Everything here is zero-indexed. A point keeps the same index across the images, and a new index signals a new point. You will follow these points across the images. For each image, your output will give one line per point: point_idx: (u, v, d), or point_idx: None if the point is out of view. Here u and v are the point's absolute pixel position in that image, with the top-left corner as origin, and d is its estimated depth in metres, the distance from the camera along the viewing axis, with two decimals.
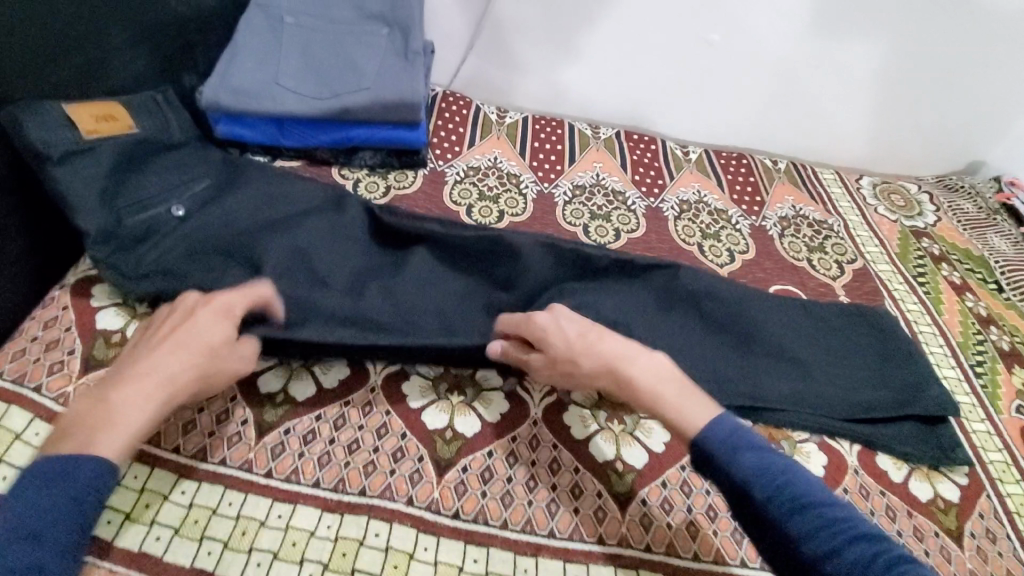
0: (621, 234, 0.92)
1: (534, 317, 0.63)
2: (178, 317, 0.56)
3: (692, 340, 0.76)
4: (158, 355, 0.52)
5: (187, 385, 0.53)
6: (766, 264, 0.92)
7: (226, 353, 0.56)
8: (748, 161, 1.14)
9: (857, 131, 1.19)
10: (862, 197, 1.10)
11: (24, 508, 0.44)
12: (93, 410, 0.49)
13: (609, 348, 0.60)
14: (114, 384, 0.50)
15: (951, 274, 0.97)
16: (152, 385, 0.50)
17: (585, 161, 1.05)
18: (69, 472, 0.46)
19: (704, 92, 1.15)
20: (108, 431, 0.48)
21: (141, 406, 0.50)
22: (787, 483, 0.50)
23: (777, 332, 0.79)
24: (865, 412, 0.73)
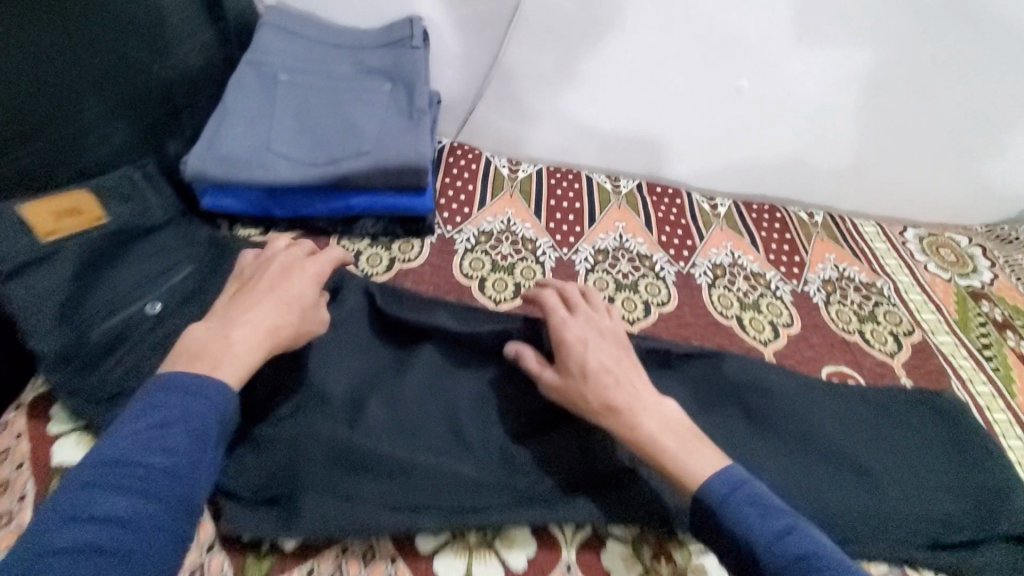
0: (651, 307, 0.83)
1: (567, 328, 0.65)
2: (276, 269, 0.62)
3: (743, 441, 0.67)
4: (261, 306, 0.57)
5: (284, 339, 0.57)
6: (814, 340, 0.82)
7: (312, 315, 0.61)
8: (782, 213, 1.05)
9: (898, 178, 1.10)
10: (909, 253, 1.01)
11: (158, 412, 0.47)
12: (206, 340, 0.53)
13: (626, 391, 0.60)
14: (223, 323, 0.55)
15: (1018, 344, 0.88)
16: (258, 330, 0.55)
17: (606, 221, 0.96)
18: (200, 387, 0.49)
19: (731, 140, 1.07)
20: (225, 363, 0.52)
21: (251, 346, 0.54)
22: (791, 542, 0.49)
23: (840, 432, 0.69)
24: (947, 534, 0.63)
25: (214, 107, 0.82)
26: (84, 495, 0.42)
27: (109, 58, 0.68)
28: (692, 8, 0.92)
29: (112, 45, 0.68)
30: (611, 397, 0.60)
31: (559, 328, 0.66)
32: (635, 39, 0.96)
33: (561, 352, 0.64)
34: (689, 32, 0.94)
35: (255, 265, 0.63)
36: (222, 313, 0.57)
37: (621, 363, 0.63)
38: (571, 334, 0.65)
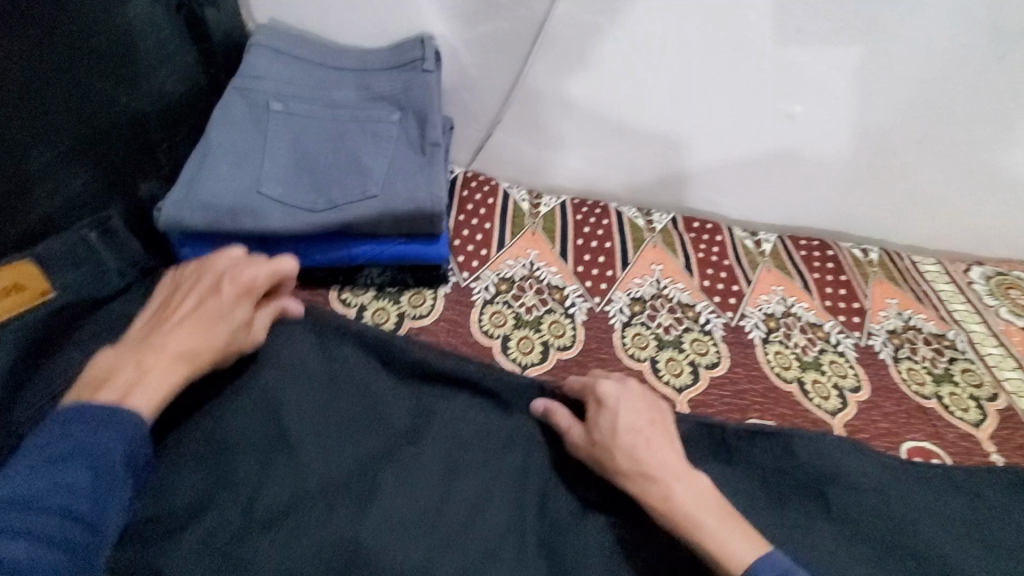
0: (699, 370, 0.72)
1: (599, 386, 0.61)
2: (203, 282, 0.58)
3: (824, 543, 0.56)
4: (181, 329, 0.55)
5: (206, 364, 0.55)
6: (887, 408, 0.72)
7: (242, 335, 0.57)
8: (835, 251, 0.94)
9: (961, 211, 1.00)
10: (978, 296, 0.91)
11: (67, 444, 0.45)
12: (120, 366, 0.51)
13: (656, 458, 0.55)
14: (142, 347, 0.53)
15: None
16: (171, 355, 0.53)
17: (642, 263, 0.86)
18: (106, 417, 0.47)
19: (774, 170, 0.97)
20: (136, 391, 0.50)
21: (164, 373, 0.52)
22: None
23: (931, 530, 0.58)
24: None
25: (197, 143, 0.72)
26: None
27: (71, 91, 0.58)
28: (743, 27, 0.80)
29: (77, 77, 0.58)
30: (643, 463, 0.55)
31: (593, 387, 0.61)
32: (673, 63, 0.85)
33: (590, 410, 0.60)
34: (739, 54, 0.83)
35: (192, 273, 0.60)
36: (143, 335, 0.55)
37: (653, 427, 0.58)
38: (607, 392, 0.60)
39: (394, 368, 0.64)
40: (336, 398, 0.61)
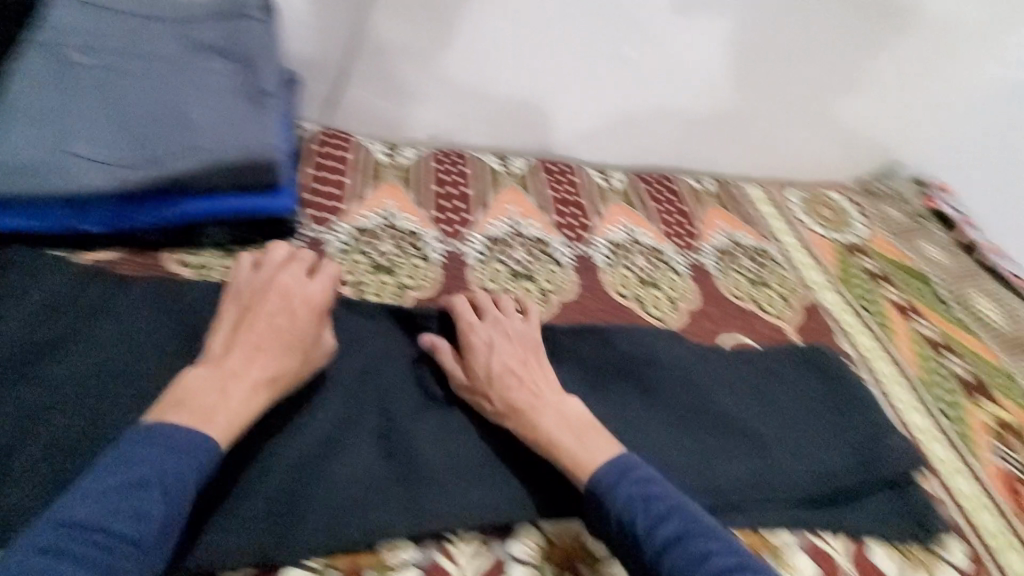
0: (549, 294, 0.78)
1: (470, 332, 0.65)
2: (274, 299, 0.60)
3: (644, 422, 0.63)
4: (257, 352, 0.56)
5: (287, 386, 0.56)
6: (713, 313, 0.81)
7: (317, 352, 0.59)
8: (675, 183, 1.04)
9: (780, 143, 1.13)
10: (793, 213, 1.05)
11: (137, 468, 0.46)
12: (207, 390, 0.52)
13: (528, 394, 0.60)
14: (222, 368, 0.54)
15: (896, 296, 0.91)
16: (254, 379, 0.54)
17: (498, 205, 0.90)
18: (184, 439, 0.48)
19: (617, 109, 1.04)
20: (220, 418, 0.51)
21: (248, 395, 0.53)
22: (668, 525, 0.52)
23: (733, 402, 0.67)
24: (834, 489, 0.63)
25: None
26: (39, 556, 0.42)
27: None
28: None
29: None
30: (512, 398, 0.60)
31: (467, 333, 0.65)
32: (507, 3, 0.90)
33: (466, 351, 0.64)
34: None
35: (247, 287, 0.61)
36: (219, 354, 0.55)
37: (524, 364, 0.63)
38: (478, 338, 0.65)
39: None
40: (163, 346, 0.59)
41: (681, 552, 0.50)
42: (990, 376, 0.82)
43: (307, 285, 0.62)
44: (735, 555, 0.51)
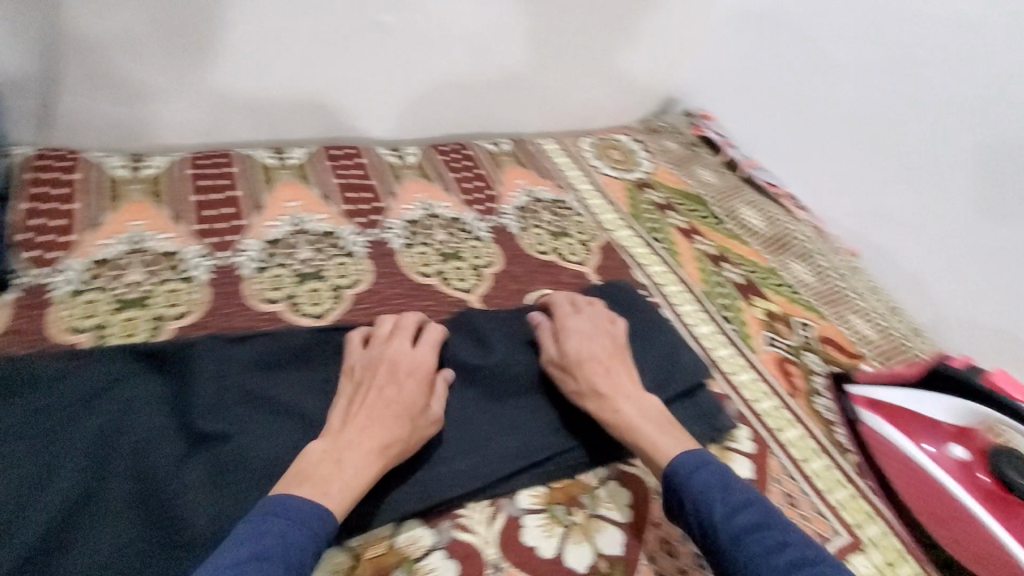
0: (339, 290, 0.72)
1: (567, 322, 0.66)
2: (383, 370, 0.58)
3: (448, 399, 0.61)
4: (367, 425, 0.54)
5: (395, 458, 0.53)
6: (516, 272, 0.82)
7: (424, 422, 0.56)
8: (471, 149, 1.03)
9: (569, 97, 1.15)
10: (586, 161, 1.10)
11: (257, 543, 0.45)
12: (323, 464, 0.51)
13: (609, 377, 0.61)
14: (337, 441, 0.53)
15: (678, 221, 1.01)
16: (366, 449, 0.52)
17: (274, 202, 0.81)
18: (306, 511, 0.47)
19: (388, 75, 0.98)
20: (334, 486, 0.50)
21: (361, 465, 0.51)
22: (747, 513, 0.52)
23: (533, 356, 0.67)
24: None
25: None
26: None
27: None
28: None
29: None
30: (597, 384, 0.60)
31: (564, 320, 0.66)
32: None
33: (563, 337, 0.64)
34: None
35: (362, 366, 0.59)
36: (336, 429, 0.54)
37: (610, 358, 0.63)
38: (574, 325, 0.66)
39: None
40: None
41: (757, 543, 0.50)
42: (758, 277, 0.93)
43: (410, 350, 0.61)
44: (816, 555, 0.50)
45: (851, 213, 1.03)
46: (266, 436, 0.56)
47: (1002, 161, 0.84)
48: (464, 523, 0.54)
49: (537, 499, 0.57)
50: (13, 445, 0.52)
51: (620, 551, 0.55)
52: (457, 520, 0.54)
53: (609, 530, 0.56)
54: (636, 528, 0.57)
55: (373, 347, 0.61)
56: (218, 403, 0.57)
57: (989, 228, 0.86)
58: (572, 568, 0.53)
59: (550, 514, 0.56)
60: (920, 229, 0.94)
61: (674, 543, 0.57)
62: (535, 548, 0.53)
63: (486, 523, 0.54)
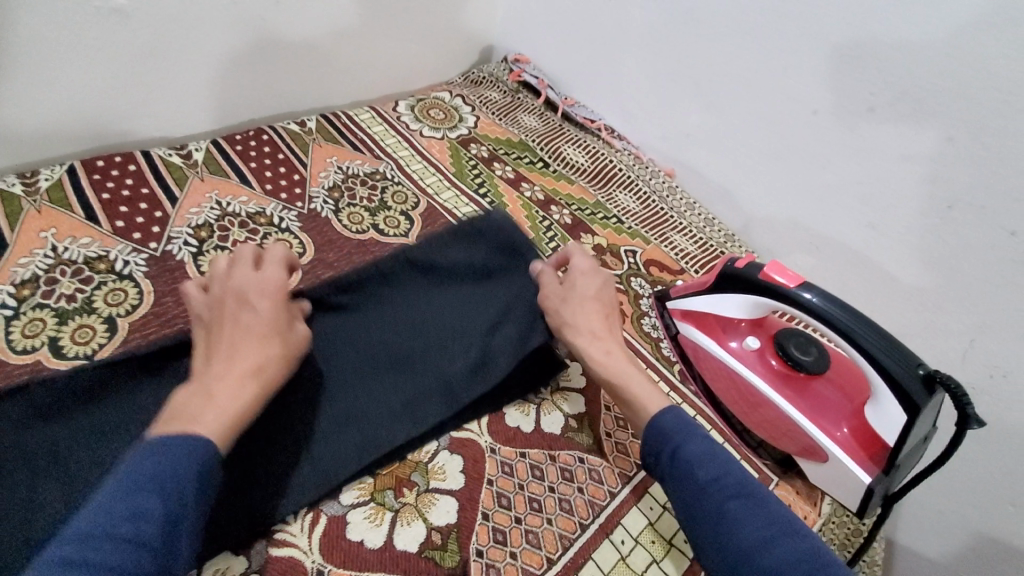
0: (117, 321, 0.64)
1: (581, 268, 0.68)
2: (231, 300, 0.54)
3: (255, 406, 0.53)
4: (233, 350, 0.50)
5: (274, 376, 0.51)
6: (331, 258, 0.77)
7: (293, 337, 0.54)
8: (269, 133, 0.93)
9: (374, 59, 1.08)
10: (404, 125, 1.04)
11: (132, 481, 0.40)
12: (192, 403, 0.47)
13: (603, 324, 0.64)
14: (204, 379, 0.49)
15: (504, 171, 0.99)
16: (242, 371, 0.49)
17: (24, 236, 0.69)
18: (183, 443, 0.43)
19: (151, 68, 0.83)
20: (206, 417, 0.46)
21: (235, 390, 0.48)
22: (732, 472, 0.52)
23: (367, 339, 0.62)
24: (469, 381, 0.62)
25: None
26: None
27: None
28: None
29: None
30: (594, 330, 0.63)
31: (576, 267, 0.69)
32: None
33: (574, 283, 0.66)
34: None
35: (209, 310, 0.55)
36: (201, 369, 0.50)
37: (601, 294, 0.67)
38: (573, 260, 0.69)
39: None
40: None
41: (739, 502, 0.51)
42: (584, 213, 0.95)
43: (265, 272, 0.57)
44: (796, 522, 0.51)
45: (662, 134, 1.05)
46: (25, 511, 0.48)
47: (834, 62, 0.79)
48: (282, 539, 0.50)
49: (363, 492, 0.55)
50: None
51: (455, 518, 0.54)
52: (274, 535, 0.50)
53: (441, 502, 0.55)
54: (470, 492, 0.56)
55: (217, 279, 0.56)
56: None
57: (773, 125, 0.88)
58: (404, 550, 0.52)
59: (377, 503, 0.54)
60: (767, 145, 0.90)
61: (509, 495, 0.57)
62: (363, 541, 0.51)
63: (307, 531, 0.51)
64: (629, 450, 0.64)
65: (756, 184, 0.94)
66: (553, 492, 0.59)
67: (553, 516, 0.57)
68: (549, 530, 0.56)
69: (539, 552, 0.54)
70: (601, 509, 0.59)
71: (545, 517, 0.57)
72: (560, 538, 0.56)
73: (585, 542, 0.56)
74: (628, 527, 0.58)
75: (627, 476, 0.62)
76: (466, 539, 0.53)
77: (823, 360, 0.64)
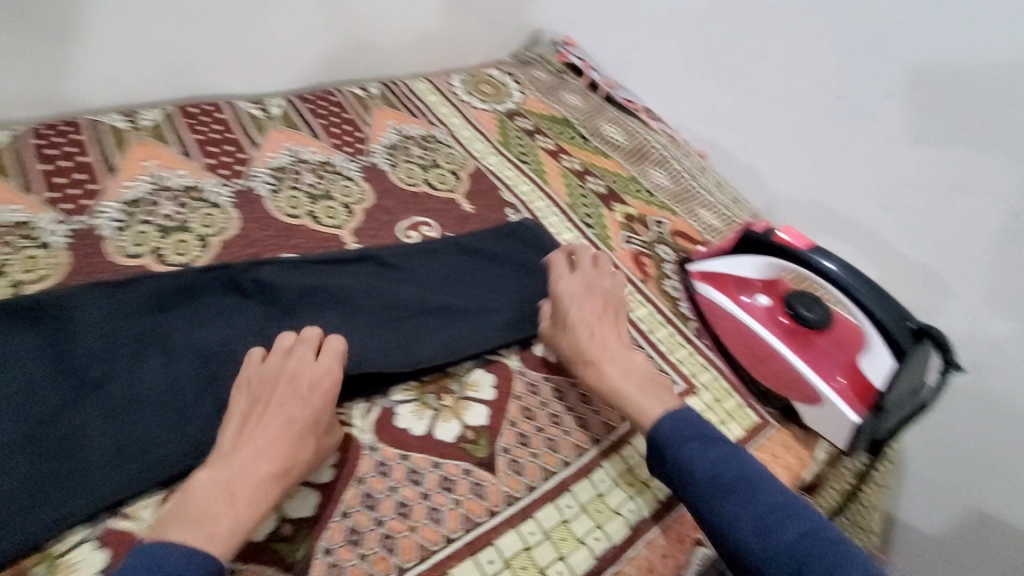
0: (207, 239, 0.74)
1: (561, 291, 0.71)
2: (283, 385, 0.56)
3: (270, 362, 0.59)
4: (263, 443, 0.52)
5: (294, 479, 0.52)
6: (388, 205, 0.86)
7: (328, 440, 0.55)
8: (337, 96, 1.03)
9: (432, 35, 1.16)
10: (457, 96, 1.13)
11: None
12: (212, 497, 0.49)
13: (593, 338, 0.67)
14: (228, 467, 0.51)
15: (546, 143, 1.07)
16: (262, 475, 0.50)
17: (130, 164, 0.80)
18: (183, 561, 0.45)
19: (237, 28, 0.94)
20: (223, 520, 0.48)
21: (254, 496, 0.50)
22: (727, 470, 0.57)
23: (419, 288, 0.73)
24: (512, 330, 0.71)
25: None
26: None
27: None
28: None
29: None
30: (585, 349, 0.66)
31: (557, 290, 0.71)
32: None
33: (556, 303, 0.70)
34: None
35: (259, 386, 0.56)
36: (229, 453, 0.52)
37: (590, 307, 0.70)
38: (565, 287, 0.71)
39: None
40: None
41: (737, 495, 0.55)
42: (618, 184, 1.02)
43: (309, 371, 0.57)
44: (814, 524, 0.54)
45: (698, 117, 1.11)
46: (139, 374, 0.58)
47: (867, 42, 0.85)
48: (342, 419, 0.60)
49: (408, 393, 0.64)
50: None
51: (486, 421, 0.63)
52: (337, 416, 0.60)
53: (474, 408, 0.64)
54: (499, 403, 0.65)
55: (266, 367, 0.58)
56: (88, 347, 0.58)
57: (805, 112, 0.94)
58: (442, 440, 0.60)
59: (421, 401, 0.63)
60: (796, 128, 0.95)
61: (533, 409, 0.65)
62: (408, 430, 0.60)
63: (363, 416, 0.61)
64: None
65: (783, 167, 1.00)
66: (571, 412, 0.67)
67: (570, 429, 0.65)
68: (567, 440, 0.64)
69: (557, 456, 0.62)
70: (614, 429, 0.66)
71: (563, 429, 0.65)
72: (576, 447, 0.64)
73: (597, 454, 0.64)
74: (636, 447, 0.66)
75: None
76: (495, 437, 0.62)
77: (827, 318, 0.71)
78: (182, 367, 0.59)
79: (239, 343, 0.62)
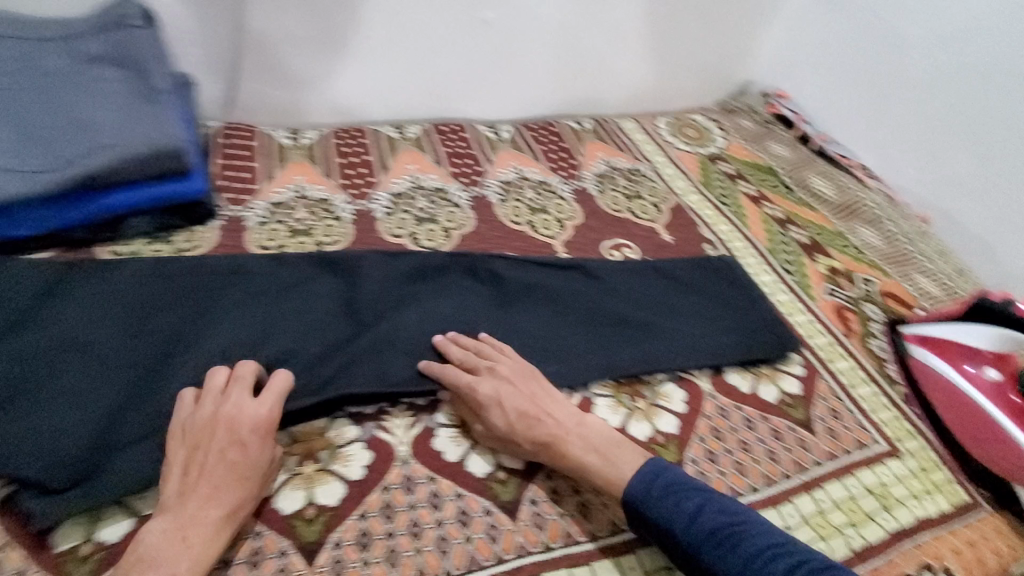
0: (449, 231, 0.89)
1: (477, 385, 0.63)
2: (221, 431, 0.54)
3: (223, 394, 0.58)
4: (209, 488, 0.52)
5: (245, 515, 0.53)
6: (595, 225, 0.95)
7: (270, 471, 0.56)
8: (557, 127, 1.17)
9: (647, 80, 1.25)
10: (662, 136, 1.20)
11: None
12: (167, 544, 0.49)
13: (546, 420, 0.61)
14: (178, 514, 0.51)
15: (747, 188, 1.09)
16: (216, 518, 0.51)
17: (397, 166, 1.00)
18: None
19: (489, 66, 1.13)
20: (183, 565, 0.49)
21: (210, 538, 0.50)
22: (704, 520, 0.55)
23: (623, 300, 0.79)
24: (714, 356, 0.73)
25: None
26: None
27: None
28: None
29: None
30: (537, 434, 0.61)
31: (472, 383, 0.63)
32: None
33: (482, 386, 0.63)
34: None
35: (196, 426, 0.55)
36: (175, 501, 0.52)
37: (524, 387, 0.64)
38: (485, 390, 0.62)
39: (178, 271, 0.72)
40: (112, 296, 0.67)
41: (722, 541, 0.53)
42: (822, 237, 0.99)
43: (242, 409, 0.56)
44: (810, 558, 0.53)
45: (927, 180, 1.12)
46: (401, 323, 0.71)
47: None
48: None
49: (606, 389, 0.70)
50: (247, 309, 0.70)
51: (676, 431, 0.67)
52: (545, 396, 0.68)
53: (665, 416, 0.68)
54: (689, 419, 0.68)
55: (194, 412, 0.56)
56: (371, 297, 0.74)
57: None
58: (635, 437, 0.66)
59: (617, 399, 0.69)
60: None
61: (722, 430, 0.68)
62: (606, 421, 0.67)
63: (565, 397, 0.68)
64: (839, 436, 0.69)
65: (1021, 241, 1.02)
66: (761, 442, 0.67)
67: (760, 458, 0.65)
68: (756, 467, 0.65)
69: (745, 480, 0.63)
70: (806, 470, 0.65)
71: (752, 457, 0.66)
72: (764, 476, 0.64)
73: (787, 488, 0.64)
74: (830, 492, 0.64)
75: (833, 456, 0.67)
76: (683, 448, 0.66)
77: None
78: (430, 325, 0.72)
79: (472, 317, 0.74)
